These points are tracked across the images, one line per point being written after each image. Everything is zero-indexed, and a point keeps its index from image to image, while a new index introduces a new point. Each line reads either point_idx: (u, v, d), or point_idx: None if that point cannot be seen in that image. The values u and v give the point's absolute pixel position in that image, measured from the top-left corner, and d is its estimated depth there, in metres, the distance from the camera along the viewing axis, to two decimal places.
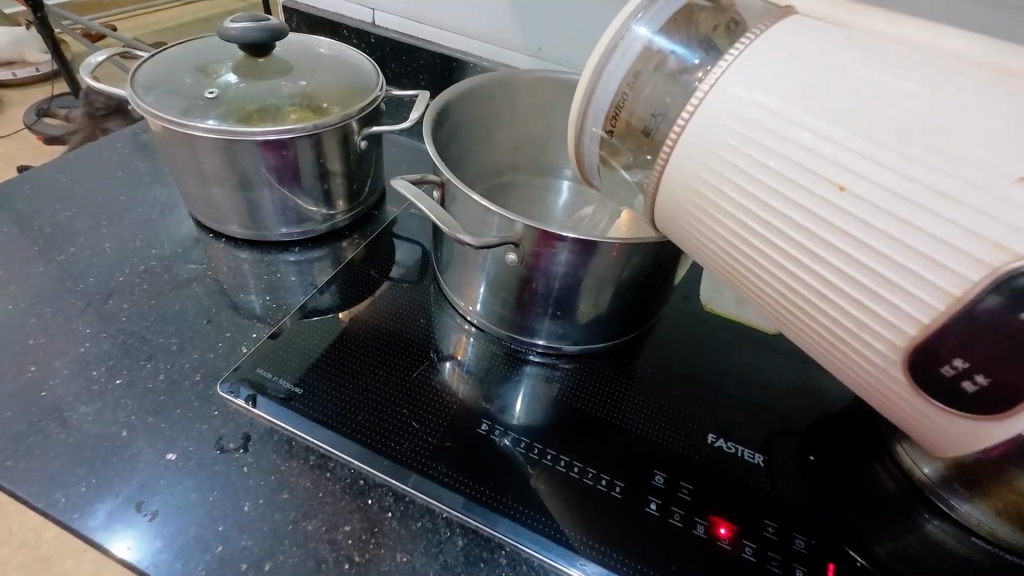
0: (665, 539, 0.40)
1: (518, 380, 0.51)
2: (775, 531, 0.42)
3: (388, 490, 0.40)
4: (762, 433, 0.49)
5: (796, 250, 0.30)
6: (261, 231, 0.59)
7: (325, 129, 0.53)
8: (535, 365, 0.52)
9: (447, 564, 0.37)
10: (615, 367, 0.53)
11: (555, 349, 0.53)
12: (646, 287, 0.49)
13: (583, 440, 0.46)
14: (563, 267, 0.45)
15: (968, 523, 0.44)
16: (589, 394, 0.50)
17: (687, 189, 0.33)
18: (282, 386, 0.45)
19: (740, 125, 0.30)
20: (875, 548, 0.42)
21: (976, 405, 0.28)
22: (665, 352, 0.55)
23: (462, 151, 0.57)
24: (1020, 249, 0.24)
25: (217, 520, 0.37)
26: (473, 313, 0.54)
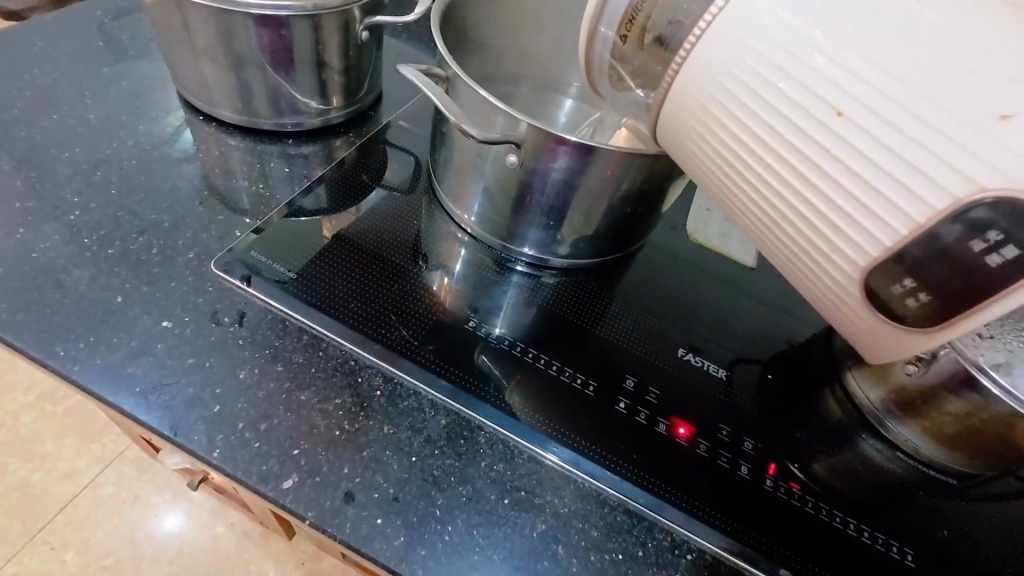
0: (629, 433, 0.44)
1: (506, 287, 0.53)
2: (727, 434, 0.46)
3: (377, 372, 0.43)
4: (726, 353, 0.53)
5: (788, 171, 0.32)
6: (253, 118, 0.57)
7: (324, 12, 0.51)
8: (522, 275, 0.54)
9: (431, 437, 0.40)
10: (600, 285, 0.55)
11: (542, 262, 0.55)
12: (638, 205, 0.50)
13: (563, 344, 0.49)
14: (561, 174, 0.45)
15: (898, 442, 0.49)
16: (572, 305, 0.53)
17: (694, 103, 0.34)
18: (277, 269, 0.46)
19: (746, 42, 0.30)
20: (813, 457, 0.47)
21: (913, 320, 0.31)
22: (648, 274, 0.58)
23: (472, 51, 0.56)
24: (985, 182, 0.26)
25: (215, 384, 0.39)
26: (467, 221, 0.55)
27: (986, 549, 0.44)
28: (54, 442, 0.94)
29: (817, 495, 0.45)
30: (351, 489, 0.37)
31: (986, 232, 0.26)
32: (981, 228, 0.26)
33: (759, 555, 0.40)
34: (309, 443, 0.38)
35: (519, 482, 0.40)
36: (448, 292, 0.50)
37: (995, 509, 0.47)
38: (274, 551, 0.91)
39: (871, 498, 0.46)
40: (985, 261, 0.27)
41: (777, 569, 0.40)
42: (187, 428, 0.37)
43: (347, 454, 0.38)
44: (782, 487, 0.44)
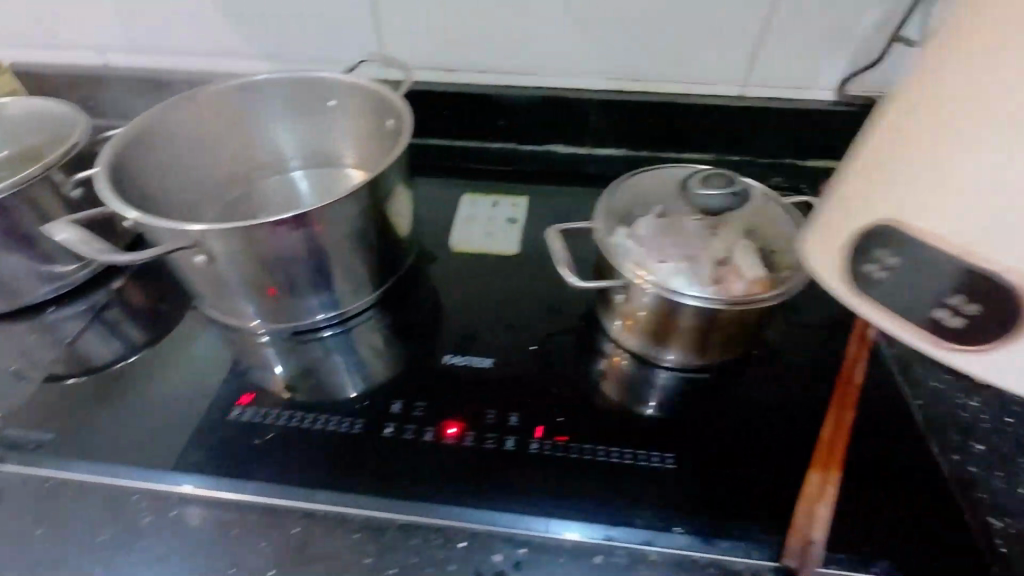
0: (400, 452, 0.50)
1: (300, 357, 0.60)
2: (493, 416, 0.52)
3: (144, 495, 0.48)
4: (497, 342, 0.60)
5: (936, 129, 0.31)
6: (17, 297, 0.61)
7: (30, 184, 0.55)
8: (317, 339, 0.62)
9: (200, 530, 0.46)
10: (378, 320, 0.64)
11: (333, 318, 0.62)
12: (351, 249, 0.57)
13: (347, 386, 0.56)
14: (286, 250, 0.53)
15: (648, 355, 0.58)
16: (361, 347, 0.61)
17: (929, 73, 0.32)
18: (37, 438, 0.52)
19: (952, 94, 0.30)
20: (568, 404, 0.54)
21: (858, 278, 0.35)
22: (425, 289, 0.67)
23: (170, 186, 0.60)
24: (992, 268, 0.30)
25: (9, 554, 0.46)
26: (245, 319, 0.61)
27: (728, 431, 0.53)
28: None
29: (580, 439, 0.51)
30: None
31: (964, 302, 0.32)
32: (972, 294, 0.31)
33: (518, 514, 0.46)
34: None
35: (291, 539, 0.46)
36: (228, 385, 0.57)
37: (729, 387, 0.57)
38: None
39: (627, 422, 0.53)
40: (952, 320, 0.32)
41: (534, 521, 0.46)
42: None
43: None
44: (547, 445, 0.49)
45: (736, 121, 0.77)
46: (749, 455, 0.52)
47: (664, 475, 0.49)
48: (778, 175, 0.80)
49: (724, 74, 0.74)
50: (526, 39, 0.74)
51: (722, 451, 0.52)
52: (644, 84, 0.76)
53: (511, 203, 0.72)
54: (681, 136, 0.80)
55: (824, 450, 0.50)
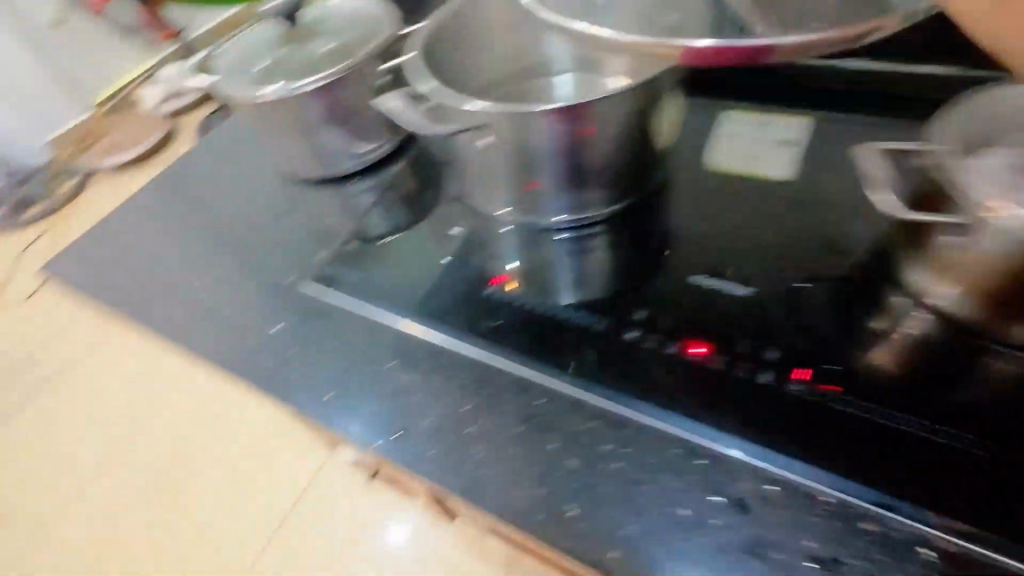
0: (645, 361, 0.48)
1: (544, 248, 0.61)
2: (746, 346, 0.48)
3: (431, 343, 0.55)
4: (767, 265, 0.53)
5: None
6: (332, 168, 0.75)
7: (350, 72, 0.67)
8: (556, 235, 0.62)
9: (473, 383, 0.51)
10: (634, 213, 0.61)
11: (576, 219, 0.61)
12: (616, 144, 0.55)
13: (584, 283, 0.56)
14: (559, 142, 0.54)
15: (961, 323, 0.46)
16: (605, 249, 0.59)
17: None
18: (356, 281, 0.62)
19: None
20: (850, 357, 0.46)
21: None
22: (674, 197, 0.60)
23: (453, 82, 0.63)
24: None
25: (327, 366, 0.56)
26: (498, 208, 0.63)
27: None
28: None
29: (850, 397, 0.44)
30: (404, 426, 0.50)
31: None
32: None
33: (770, 450, 0.43)
34: (376, 396, 0.53)
35: (542, 408, 0.49)
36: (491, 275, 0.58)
37: None
38: None
39: (921, 395, 0.44)
40: None
41: (790, 457, 0.43)
42: (297, 393, 0.55)
43: (398, 403, 0.52)
44: (808, 389, 0.45)
45: None
46: None
47: (955, 459, 0.41)
48: None
49: None
50: None
51: None
52: None
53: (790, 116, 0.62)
54: None
55: None
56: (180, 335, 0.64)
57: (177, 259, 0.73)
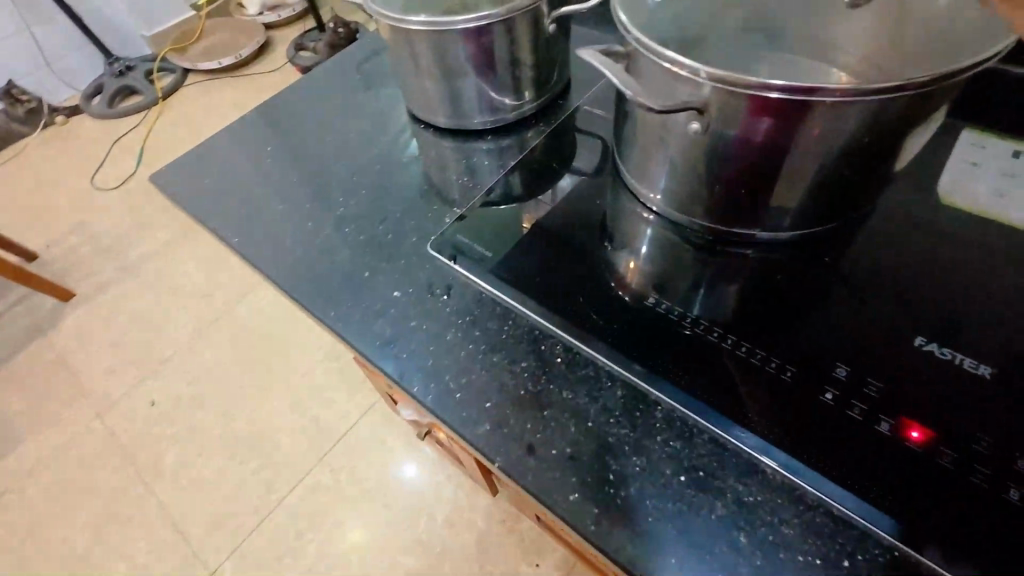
0: (847, 434, 0.37)
1: (707, 264, 0.51)
2: (989, 446, 0.36)
3: (560, 342, 0.46)
4: (1016, 347, 0.41)
5: None
6: (461, 119, 0.68)
7: (516, 13, 0.57)
8: (722, 253, 0.52)
9: (608, 406, 0.42)
10: (830, 247, 0.50)
11: (751, 238, 0.51)
12: (847, 157, 0.44)
13: (760, 314, 0.46)
14: (778, 141, 0.43)
15: None
16: (787, 278, 0.49)
17: None
18: (475, 250, 0.53)
19: None
20: None
21: None
22: (884, 238, 0.49)
23: None
24: None
25: (430, 343, 0.48)
26: (654, 203, 0.55)
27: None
28: (339, 391, 1.32)
29: None
30: (532, 443, 0.41)
31: None
32: None
33: None
34: (499, 399, 0.43)
35: (698, 463, 0.38)
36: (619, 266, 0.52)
37: None
38: (482, 505, 1.15)
39: None
40: None
41: None
42: (410, 374, 0.46)
43: (529, 414, 0.42)
44: None
45: None
46: None
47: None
48: None
49: None
50: None
51: None
52: None
53: None
54: None
55: None
56: (268, 266, 0.57)
57: (273, 180, 0.66)
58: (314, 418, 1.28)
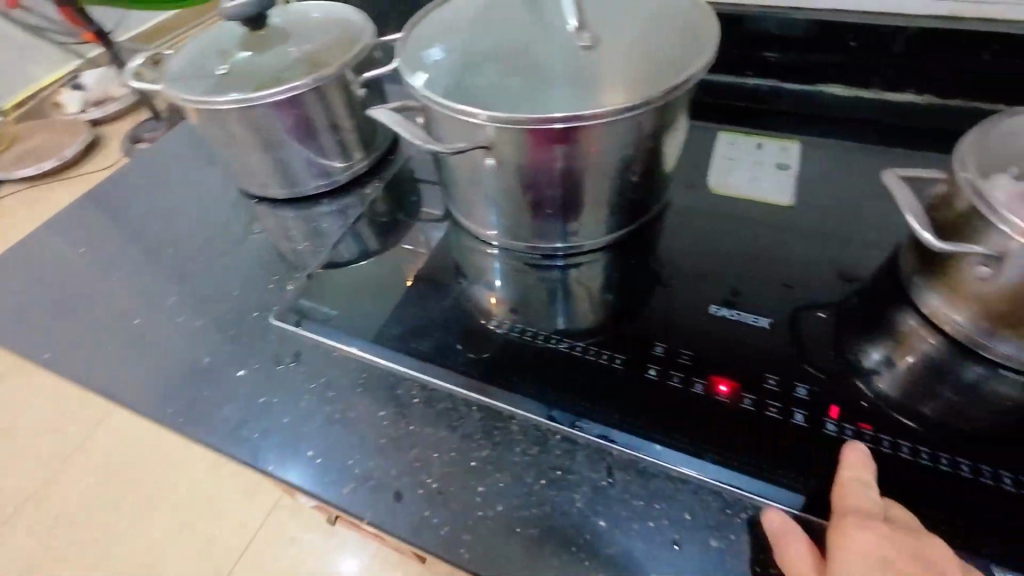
0: (671, 400, 0.43)
1: (541, 280, 0.57)
2: (776, 383, 0.43)
3: (414, 383, 0.47)
4: (782, 296, 0.50)
5: None
6: (294, 187, 0.68)
7: (324, 81, 0.59)
8: (554, 268, 0.58)
9: (467, 432, 0.43)
10: (636, 248, 0.58)
11: (574, 250, 0.58)
12: (624, 167, 0.51)
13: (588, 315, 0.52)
14: (566, 161, 0.48)
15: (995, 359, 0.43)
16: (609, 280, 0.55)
17: None
18: (320, 311, 0.54)
19: None
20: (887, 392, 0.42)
21: None
22: (676, 229, 0.58)
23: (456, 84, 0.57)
24: None
25: (282, 416, 0.46)
26: (489, 235, 0.59)
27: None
28: (232, 495, 1.17)
29: (895, 432, 0.40)
30: (399, 490, 0.41)
31: None
32: None
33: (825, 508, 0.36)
34: (361, 452, 0.43)
35: (556, 463, 0.41)
36: (466, 297, 0.55)
37: None
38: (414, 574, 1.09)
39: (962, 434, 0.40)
40: None
41: None
42: (265, 452, 0.44)
43: (393, 460, 0.42)
44: (849, 430, 0.40)
45: None
46: None
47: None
48: None
49: None
50: None
51: None
52: (990, 7, 0.59)
53: (780, 146, 0.62)
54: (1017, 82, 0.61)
55: None
56: (90, 377, 0.52)
57: (91, 281, 0.61)
58: (207, 534, 1.13)
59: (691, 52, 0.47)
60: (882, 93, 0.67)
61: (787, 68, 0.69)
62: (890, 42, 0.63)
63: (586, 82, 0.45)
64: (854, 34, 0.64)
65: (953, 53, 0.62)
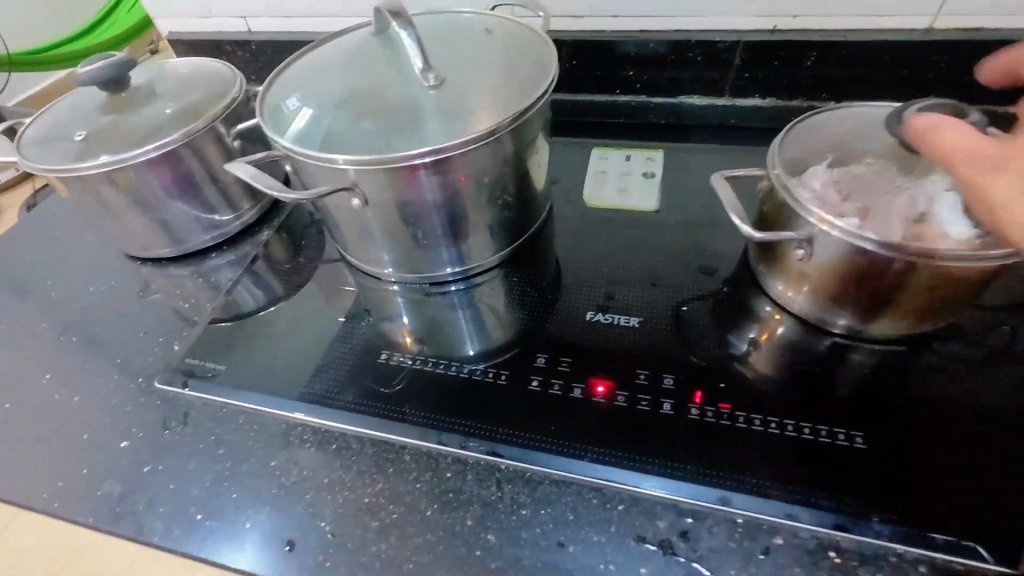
0: (550, 408, 0.45)
1: (437, 307, 0.59)
2: (646, 377, 0.46)
3: (305, 428, 0.47)
4: (650, 295, 0.54)
5: None
6: (180, 244, 0.67)
7: (194, 136, 0.59)
8: (448, 293, 0.60)
9: (359, 469, 0.43)
10: (522, 267, 0.61)
11: (465, 273, 0.60)
12: (492, 194, 0.54)
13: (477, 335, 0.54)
14: (432, 193, 0.50)
15: (828, 327, 0.49)
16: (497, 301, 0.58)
17: None
18: (209, 367, 0.53)
19: None
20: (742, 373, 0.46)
21: None
22: (556, 245, 0.62)
23: None
24: None
25: (169, 482, 0.45)
26: (382, 272, 0.60)
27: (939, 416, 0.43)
28: None
29: (751, 408, 0.43)
30: (292, 538, 0.40)
31: None
32: None
33: (693, 486, 0.39)
34: (253, 506, 0.42)
35: (447, 485, 0.42)
36: (365, 333, 0.55)
37: (947, 369, 0.46)
38: None
39: (810, 398, 0.44)
40: None
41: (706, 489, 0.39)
42: (152, 523, 0.43)
43: (286, 509, 0.42)
44: (710, 411, 0.43)
45: (913, 58, 0.65)
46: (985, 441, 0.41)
47: (863, 454, 0.40)
48: None
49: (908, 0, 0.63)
50: None
51: (942, 438, 0.42)
52: (805, 19, 0.67)
53: (646, 155, 0.67)
54: (836, 81, 0.70)
55: None
56: None
57: None
58: None
59: (530, 82, 0.51)
60: (732, 101, 0.75)
61: (650, 86, 0.76)
62: (729, 54, 0.71)
63: (437, 120, 0.48)
64: (696, 51, 0.71)
65: (782, 60, 0.69)
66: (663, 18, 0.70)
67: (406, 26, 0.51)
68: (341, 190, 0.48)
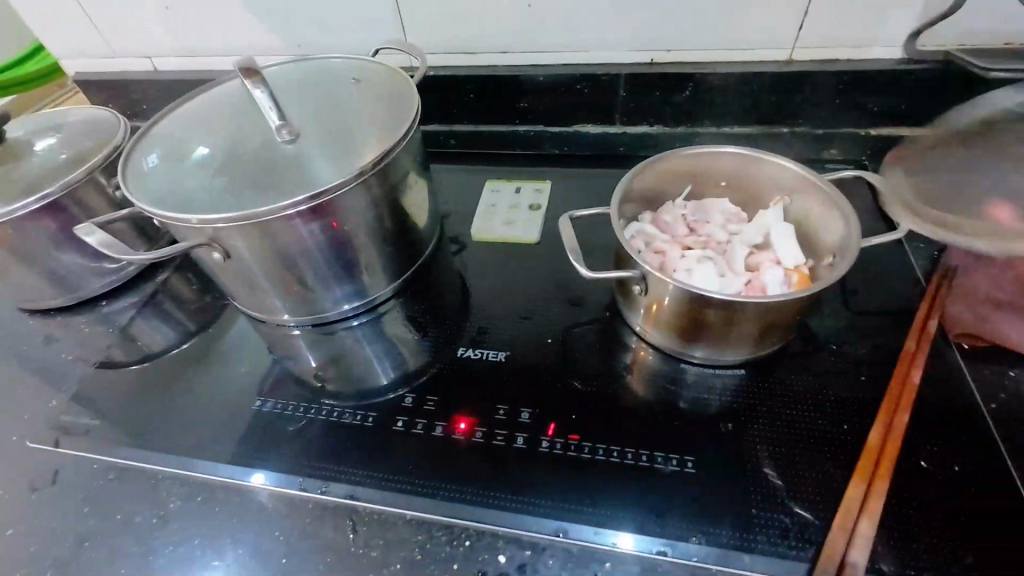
0: (410, 448, 0.47)
1: (328, 345, 0.59)
2: (504, 412, 0.48)
3: (173, 481, 0.47)
4: (521, 329, 0.56)
5: None
6: (72, 293, 0.66)
7: (73, 187, 0.59)
8: (341, 329, 0.60)
9: (222, 521, 0.44)
10: (410, 303, 0.62)
11: (361, 307, 0.60)
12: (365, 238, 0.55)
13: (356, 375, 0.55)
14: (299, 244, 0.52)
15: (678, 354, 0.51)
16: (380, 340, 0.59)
17: None
18: (86, 423, 0.53)
19: None
20: (595, 404, 0.48)
21: None
22: (442, 280, 0.64)
23: None
24: None
25: (32, 545, 0.45)
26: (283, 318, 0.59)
27: (773, 434, 0.45)
28: None
29: (597, 438, 0.46)
30: None
31: None
32: None
33: (533, 518, 0.42)
34: (114, 565, 0.43)
35: (305, 533, 0.43)
36: (268, 379, 0.56)
37: (788, 382, 0.49)
38: None
39: (654, 424, 0.47)
40: None
41: (545, 521, 0.42)
42: None
43: (145, 566, 0.43)
44: (559, 443, 0.46)
45: (778, 86, 0.69)
46: (813, 455, 0.43)
47: (692, 479, 0.43)
48: (836, 147, 0.73)
49: (769, 34, 0.66)
50: (549, 16, 0.69)
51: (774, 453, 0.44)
52: (677, 52, 0.70)
53: (533, 187, 0.72)
54: (715, 106, 0.73)
55: (888, 442, 0.42)
56: None
57: None
58: None
59: (391, 130, 0.53)
60: (623, 127, 0.78)
61: (544, 116, 0.78)
62: (613, 85, 0.73)
63: (299, 172, 0.50)
64: (583, 83, 0.74)
65: (662, 90, 0.73)
66: (547, 53, 0.73)
67: (259, 85, 0.53)
68: (201, 245, 0.49)
